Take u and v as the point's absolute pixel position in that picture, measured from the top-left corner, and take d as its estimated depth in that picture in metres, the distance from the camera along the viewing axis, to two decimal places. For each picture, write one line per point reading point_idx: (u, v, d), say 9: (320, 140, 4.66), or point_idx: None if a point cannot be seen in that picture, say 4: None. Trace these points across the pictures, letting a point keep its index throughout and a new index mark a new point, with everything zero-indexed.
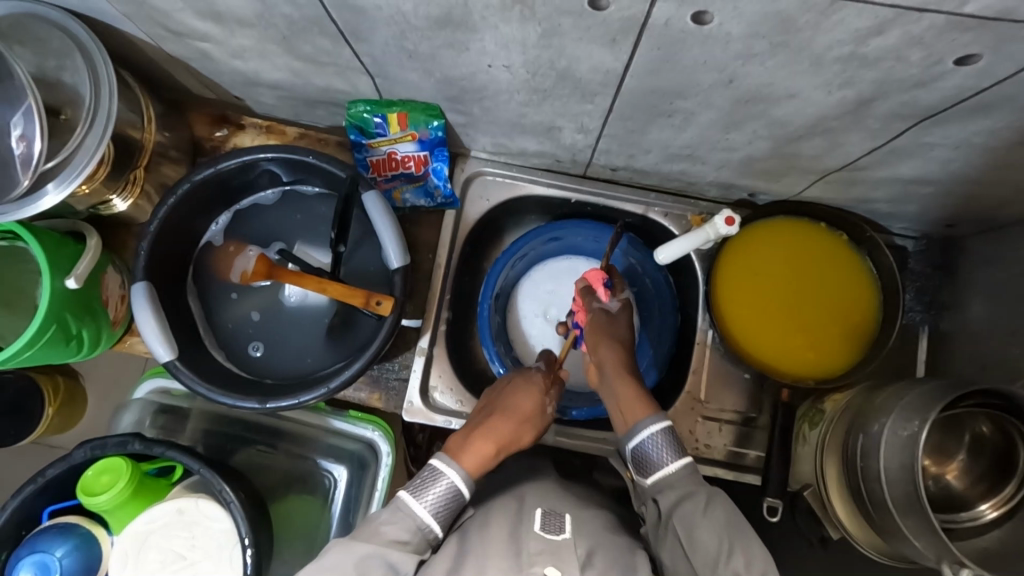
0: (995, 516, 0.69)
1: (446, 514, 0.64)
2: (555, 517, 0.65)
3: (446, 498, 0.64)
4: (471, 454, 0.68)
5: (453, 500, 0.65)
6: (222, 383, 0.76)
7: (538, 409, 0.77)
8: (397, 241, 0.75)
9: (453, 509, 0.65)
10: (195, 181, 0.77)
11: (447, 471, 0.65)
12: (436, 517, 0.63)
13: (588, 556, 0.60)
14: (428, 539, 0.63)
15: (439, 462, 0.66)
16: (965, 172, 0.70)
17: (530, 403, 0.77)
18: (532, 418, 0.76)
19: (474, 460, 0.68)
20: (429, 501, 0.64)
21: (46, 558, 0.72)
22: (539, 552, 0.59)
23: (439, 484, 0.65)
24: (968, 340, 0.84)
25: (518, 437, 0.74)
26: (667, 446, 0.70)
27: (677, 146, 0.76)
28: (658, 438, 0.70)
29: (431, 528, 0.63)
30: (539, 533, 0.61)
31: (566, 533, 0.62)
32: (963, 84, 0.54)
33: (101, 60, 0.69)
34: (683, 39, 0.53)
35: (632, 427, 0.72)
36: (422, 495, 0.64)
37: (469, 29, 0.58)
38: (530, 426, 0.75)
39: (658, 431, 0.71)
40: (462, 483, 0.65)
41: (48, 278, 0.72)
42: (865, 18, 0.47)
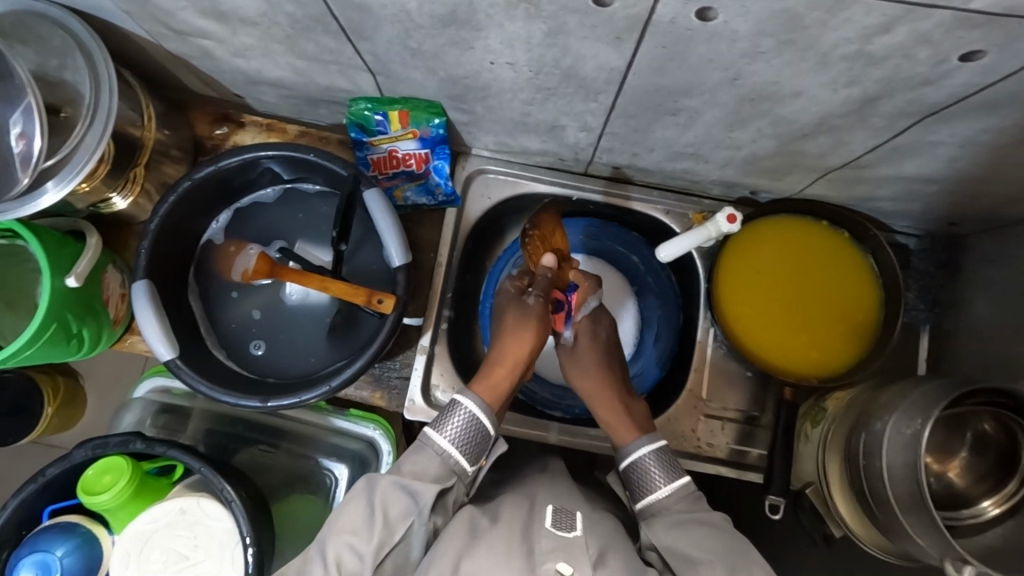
0: (999, 513, 0.69)
1: (469, 445, 0.68)
2: (566, 515, 0.64)
3: (466, 427, 0.69)
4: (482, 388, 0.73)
5: (474, 431, 0.69)
6: (223, 382, 0.75)
7: (528, 314, 0.81)
8: (399, 239, 0.75)
9: (476, 439, 0.69)
10: (195, 180, 0.76)
11: (464, 402, 0.70)
12: (458, 447, 0.68)
13: (602, 556, 0.60)
14: (455, 471, 0.67)
15: (456, 397, 0.70)
16: (969, 170, 0.70)
17: (516, 319, 0.81)
18: (525, 326, 0.80)
19: (486, 391, 0.73)
20: (450, 433, 0.68)
21: (47, 558, 0.73)
22: (550, 549, 0.58)
23: (458, 416, 0.69)
24: (972, 339, 0.84)
25: (522, 351, 0.78)
26: (660, 470, 0.70)
27: (681, 145, 0.76)
28: (649, 459, 0.71)
29: (453, 456, 0.67)
30: (550, 530, 0.61)
31: (577, 531, 0.61)
32: (969, 81, 0.54)
33: (101, 58, 0.69)
34: (689, 37, 0.53)
35: (623, 451, 0.74)
36: (443, 428, 0.68)
37: (473, 26, 0.57)
38: (527, 336, 0.80)
39: (648, 455, 0.71)
40: (480, 411, 0.70)
41: (49, 278, 0.72)
42: (872, 15, 0.47)
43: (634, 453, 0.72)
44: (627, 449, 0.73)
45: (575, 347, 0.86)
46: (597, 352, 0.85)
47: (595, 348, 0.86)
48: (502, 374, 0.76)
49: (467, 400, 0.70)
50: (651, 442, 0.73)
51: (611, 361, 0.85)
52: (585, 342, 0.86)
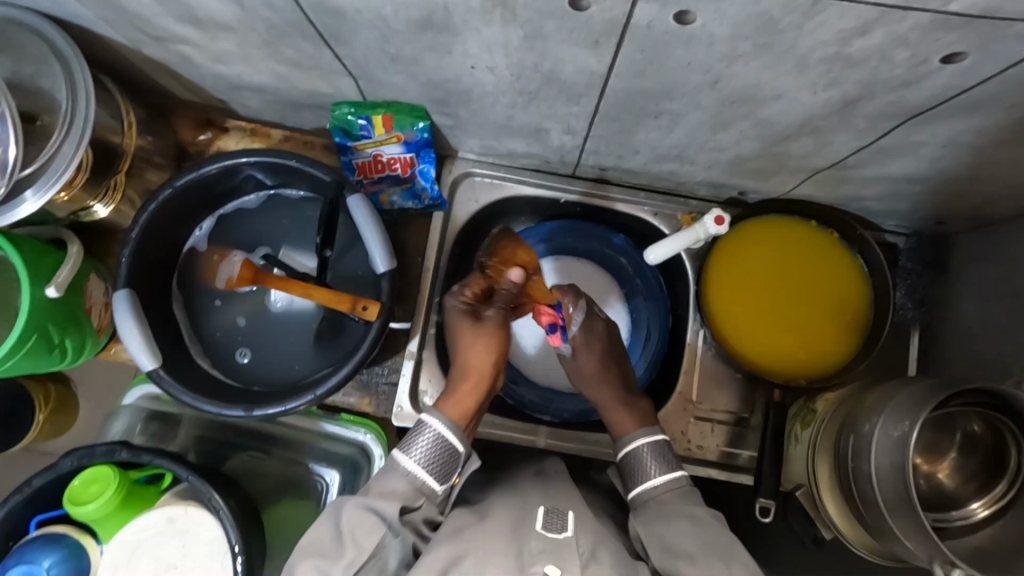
0: (988, 514, 0.68)
1: (438, 465, 0.67)
2: (557, 515, 0.63)
3: (434, 448, 0.68)
4: (448, 407, 0.72)
5: (442, 450, 0.68)
6: (206, 392, 0.75)
7: (481, 324, 0.81)
8: (383, 245, 0.75)
9: (444, 458, 0.68)
10: (175, 188, 0.75)
11: (429, 423, 0.69)
12: (426, 467, 0.67)
13: (593, 554, 0.59)
14: (423, 492, 0.66)
15: (423, 417, 0.70)
16: (955, 170, 0.70)
17: (471, 334, 0.80)
18: (482, 340, 0.79)
19: (456, 407, 0.73)
20: (418, 455, 0.67)
21: (33, 568, 0.71)
22: (540, 550, 0.58)
23: (425, 436, 0.68)
24: (961, 339, 0.83)
25: (484, 362, 0.78)
26: (656, 461, 0.71)
27: (666, 146, 0.76)
28: (646, 451, 0.72)
29: (421, 477, 0.66)
30: (540, 531, 0.60)
31: (569, 530, 0.61)
32: (950, 83, 0.53)
33: (77, 64, 0.68)
34: (666, 40, 0.52)
35: (619, 443, 0.75)
36: (410, 450, 0.67)
37: (450, 31, 0.57)
38: (484, 346, 0.79)
39: (643, 446, 0.72)
40: (447, 430, 0.69)
41: (29, 288, 0.71)
42: (848, 18, 0.46)
43: (629, 445, 0.73)
44: (623, 440, 0.74)
45: (579, 360, 0.84)
46: (600, 360, 0.83)
47: (596, 358, 0.83)
48: (467, 391, 0.75)
49: (432, 420, 0.69)
50: (648, 433, 0.73)
51: (613, 367, 0.83)
52: (587, 353, 0.83)
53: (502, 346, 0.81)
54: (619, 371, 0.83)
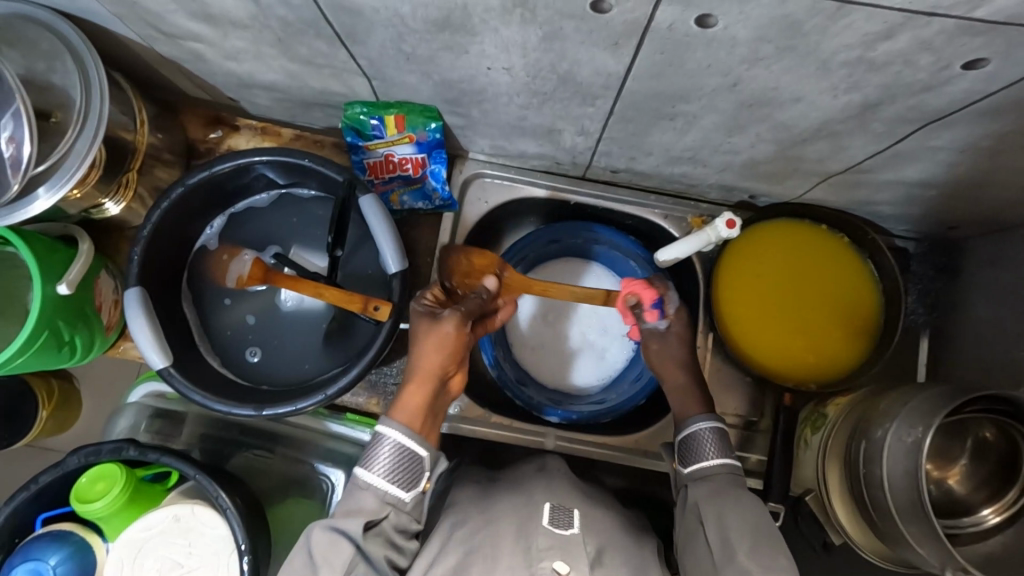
0: (999, 521, 0.68)
1: (402, 473, 0.62)
2: (564, 511, 0.63)
3: (396, 458, 0.62)
4: (398, 408, 0.66)
5: (405, 458, 0.63)
6: (217, 390, 0.74)
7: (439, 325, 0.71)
8: (395, 246, 0.74)
9: (409, 465, 0.63)
10: (188, 185, 0.75)
11: (388, 433, 0.63)
12: (390, 479, 0.62)
13: (599, 554, 0.60)
14: (389, 503, 0.61)
15: (378, 427, 0.64)
16: (971, 175, 0.69)
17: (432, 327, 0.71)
18: (438, 344, 0.70)
19: (408, 408, 0.66)
20: (381, 468, 0.62)
21: (39, 566, 0.71)
22: (548, 546, 0.58)
23: (384, 448, 0.63)
24: (972, 344, 0.83)
25: (437, 365, 0.69)
26: (716, 443, 0.70)
27: (680, 149, 0.75)
28: (708, 435, 0.70)
29: (386, 490, 0.61)
30: (547, 527, 0.60)
31: (574, 528, 0.61)
32: (971, 88, 0.53)
33: (92, 62, 0.68)
34: (687, 43, 0.52)
35: (683, 422, 0.73)
36: (371, 464, 0.62)
37: (469, 31, 0.57)
38: (436, 347, 0.70)
39: (705, 426, 0.71)
40: (407, 438, 0.63)
41: (39, 284, 0.71)
42: (873, 22, 0.46)
43: (697, 425, 0.71)
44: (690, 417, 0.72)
45: (668, 336, 0.81)
46: (684, 341, 0.81)
47: (682, 335, 0.81)
48: (414, 387, 0.68)
49: (391, 430, 0.63)
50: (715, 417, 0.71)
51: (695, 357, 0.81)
52: (673, 328, 0.81)
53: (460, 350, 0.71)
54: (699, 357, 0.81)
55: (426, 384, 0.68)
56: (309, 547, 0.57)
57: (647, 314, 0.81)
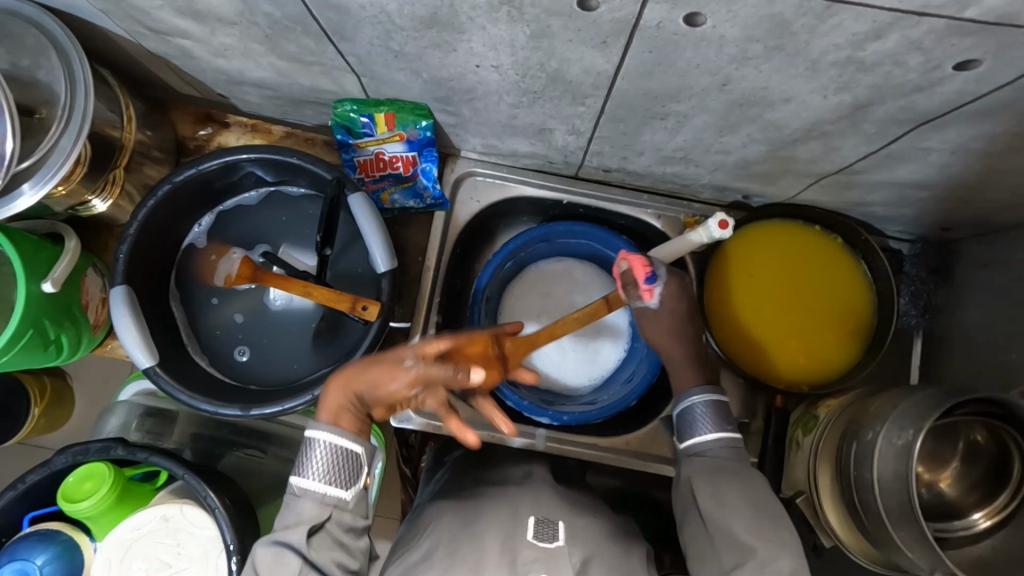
0: (989, 525, 0.68)
1: (339, 473, 0.61)
2: (548, 524, 0.63)
3: (328, 460, 0.60)
4: (325, 395, 0.62)
5: (340, 459, 0.61)
6: (203, 390, 0.74)
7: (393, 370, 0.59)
8: (384, 245, 0.74)
9: (346, 463, 0.61)
10: (175, 183, 0.75)
11: (319, 436, 0.60)
12: (327, 480, 0.60)
13: (585, 564, 0.60)
14: (331, 504, 0.60)
15: (307, 431, 0.61)
16: (964, 176, 0.69)
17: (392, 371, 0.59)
18: (381, 381, 0.60)
19: (334, 410, 0.61)
20: (317, 471, 0.60)
21: (26, 566, 0.71)
22: (533, 560, 0.58)
23: (317, 452, 0.60)
24: (964, 345, 0.83)
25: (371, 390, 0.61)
26: (711, 417, 0.70)
27: (672, 148, 0.75)
28: (704, 410, 0.71)
29: (325, 492, 0.60)
30: (531, 541, 0.60)
31: (559, 541, 0.61)
32: (963, 89, 0.53)
33: (76, 56, 0.67)
34: (676, 42, 0.52)
35: (680, 394, 0.74)
36: (306, 470, 0.60)
37: (456, 28, 0.56)
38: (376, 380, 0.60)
39: (699, 401, 0.71)
40: (335, 442, 0.61)
41: (24, 282, 0.70)
42: (863, 22, 0.45)
43: (693, 397, 0.72)
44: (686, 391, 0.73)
45: (661, 313, 0.78)
46: (678, 317, 0.79)
47: (675, 313, 0.79)
48: (341, 387, 0.61)
49: (319, 433, 0.61)
50: (711, 390, 0.72)
51: (693, 327, 0.80)
52: (666, 306, 0.78)
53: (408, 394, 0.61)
54: (694, 333, 0.79)
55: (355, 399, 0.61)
56: (255, 566, 0.58)
57: (642, 292, 0.77)
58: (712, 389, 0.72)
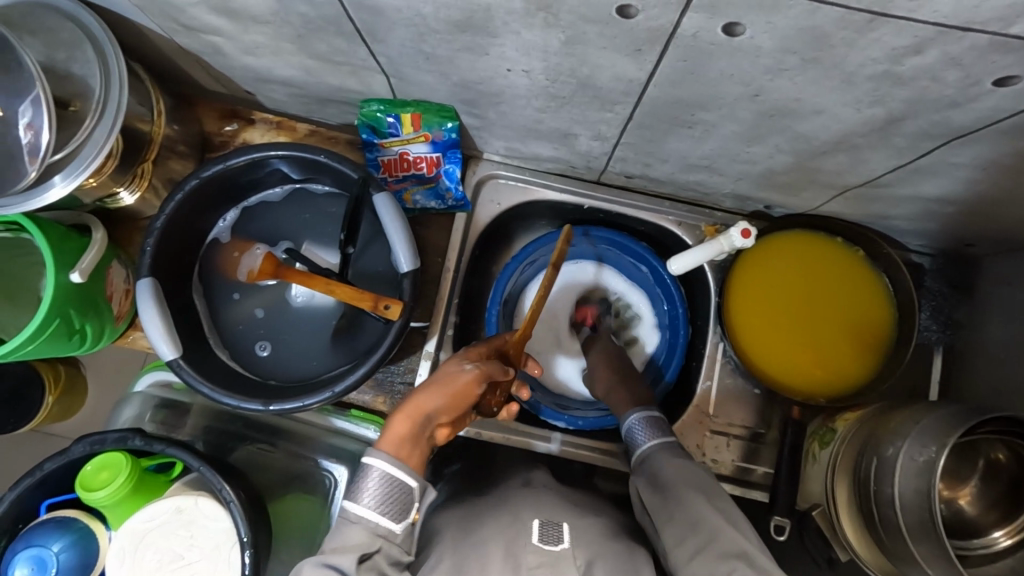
0: (1010, 544, 0.67)
1: (393, 503, 0.58)
2: (552, 527, 0.64)
3: (383, 487, 0.58)
4: (386, 433, 0.61)
5: (394, 488, 0.58)
6: (224, 383, 0.74)
7: (451, 378, 0.66)
8: (408, 245, 0.74)
9: (400, 494, 0.59)
10: (202, 178, 0.75)
11: (375, 463, 0.59)
12: (378, 508, 0.58)
13: (589, 566, 0.60)
14: (380, 535, 0.57)
15: (364, 459, 0.59)
16: (992, 193, 0.69)
17: (452, 378, 0.65)
18: (446, 392, 0.65)
19: (400, 437, 0.61)
20: (370, 498, 0.58)
21: (42, 552, 0.71)
22: (537, 564, 0.58)
23: (373, 478, 0.58)
24: (985, 362, 0.82)
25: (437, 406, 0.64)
26: (649, 429, 0.75)
27: (696, 157, 0.75)
28: (640, 422, 0.76)
29: (376, 521, 0.57)
30: (537, 544, 0.61)
31: (564, 543, 0.61)
32: (999, 106, 0.53)
33: (112, 51, 0.68)
34: (710, 51, 0.52)
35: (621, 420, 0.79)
36: (359, 495, 0.58)
37: (490, 32, 0.56)
38: (441, 395, 0.64)
39: (633, 416, 0.77)
40: (396, 466, 0.59)
41: (53, 272, 0.71)
42: (903, 36, 0.45)
43: (630, 420, 0.77)
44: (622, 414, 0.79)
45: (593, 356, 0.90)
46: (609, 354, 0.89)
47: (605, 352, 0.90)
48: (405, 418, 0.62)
49: (379, 461, 0.59)
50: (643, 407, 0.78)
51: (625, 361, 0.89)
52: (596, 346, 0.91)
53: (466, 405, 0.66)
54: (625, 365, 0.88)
55: (424, 419, 0.63)
56: None
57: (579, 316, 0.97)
58: (646, 408, 0.77)
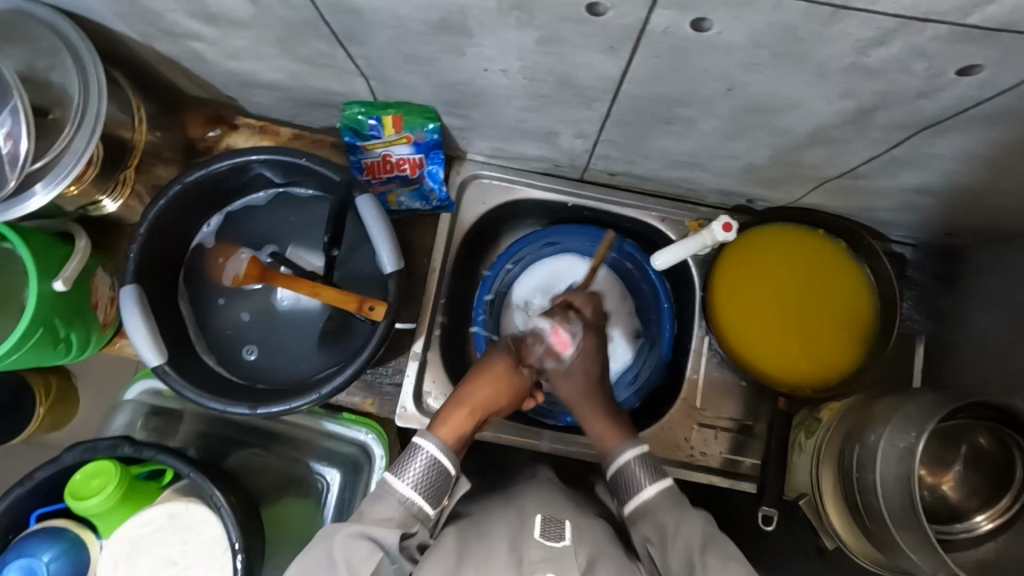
0: (993, 527, 0.68)
1: (430, 487, 0.64)
2: (556, 523, 0.63)
3: (427, 471, 0.64)
4: (447, 423, 0.70)
5: (434, 473, 0.65)
6: (210, 388, 0.74)
7: (500, 380, 0.75)
8: (391, 246, 0.74)
9: (438, 481, 0.65)
10: (185, 183, 0.75)
11: (424, 445, 0.66)
12: (419, 491, 0.63)
13: (591, 565, 0.59)
14: (418, 517, 0.63)
15: (415, 438, 0.67)
16: (968, 183, 0.70)
17: (501, 379, 0.76)
18: (496, 392, 0.74)
19: (450, 429, 0.69)
20: (410, 478, 0.64)
21: (33, 563, 0.71)
22: (540, 559, 0.57)
23: (418, 460, 0.65)
24: (967, 350, 0.83)
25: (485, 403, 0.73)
26: (644, 472, 0.69)
27: (678, 152, 0.76)
28: (634, 464, 0.70)
29: (415, 502, 0.63)
30: (540, 540, 0.60)
31: (566, 540, 0.60)
32: (966, 95, 0.53)
33: (90, 59, 0.68)
34: (684, 47, 0.52)
35: (606, 456, 0.72)
36: (402, 472, 0.64)
37: (466, 33, 0.57)
38: (495, 400, 0.74)
39: (631, 457, 0.70)
40: (442, 453, 0.66)
41: (36, 282, 0.71)
42: (868, 28, 0.46)
43: (620, 458, 0.71)
44: (613, 452, 0.72)
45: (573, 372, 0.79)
46: (591, 378, 0.79)
47: (588, 371, 0.79)
48: (466, 414, 0.71)
49: (428, 442, 0.66)
50: (638, 446, 0.71)
51: (603, 383, 0.80)
52: (577, 363, 0.79)
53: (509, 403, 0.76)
54: (605, 389, 0.79)
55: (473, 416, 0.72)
56: (333, 556, 0.58)
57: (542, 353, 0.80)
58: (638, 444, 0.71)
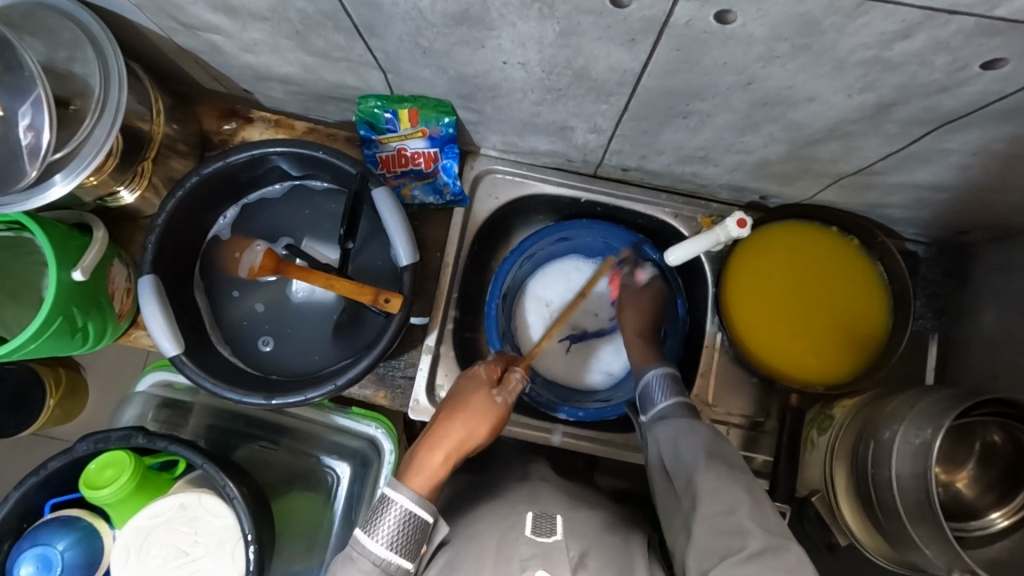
0: (1007, 525, 0.68)
1: (405, 543, 0.61)
2: (546, 518, 0.62)
3: (402, 526, 0.61)
4: (421, 469, 0.64)
5: (409, 528, 0.61)
6: (225, 378, 0.75)
7: (477, 411, 0.70)
8: (407, 239, 0.74)
9: (414, 535, 0.61)
10: (203, 175, 0.76)
11: (395, 498, 0.62)
12: (395, 549, 0.60)
13: (581, 558, 0.59)
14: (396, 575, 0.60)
15: (385, 490, 0.63)
16: (984, 180, 0.69)
17: (478, 409, 0.70)
18: (474, 427, 0.69)
19: (424, 475, 0.64)
20: (384, 536, 0.60)
21: (47, 551, 0.71)
22: (530, 556, 0.57)
23: (390, 514, 0.61)
24: (979, 347, 0.83)
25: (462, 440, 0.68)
26: (666, 388, 0.76)
27: (692, 148, 0.76)
28: (663, 381, 0.77)
29: (392, 561, 0.60)
30: (529, 536, 0.59)
31: (557, 535, 0.60)
32: (987, 89, 0.53)
33: (111, 50, 0.69)
34: (704, 40, 0.52)
35: (640, 375, 0.81)
36: (374, 531, 0.61)
37: (486, 25, 0.57)
38: (477, 439, 0.69)
39: (656, 373, 0.78)
40: (416, 504, 0.61)
41: (56, 270, 0.71)
42: (892, 21, 0.46)
43: (647, 375, 0.79)
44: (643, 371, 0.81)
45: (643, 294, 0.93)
46: (654, 301, 0.92)
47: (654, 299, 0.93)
48: (442, 458, 0.66)
49: (399, 495, 0.62)
50: (666, 368, 0.79)
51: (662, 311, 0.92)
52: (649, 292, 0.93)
53: (489, 434, 0.71)
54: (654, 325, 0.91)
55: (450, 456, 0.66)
56: None
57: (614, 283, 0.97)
58: (666, 366, 0.79)
